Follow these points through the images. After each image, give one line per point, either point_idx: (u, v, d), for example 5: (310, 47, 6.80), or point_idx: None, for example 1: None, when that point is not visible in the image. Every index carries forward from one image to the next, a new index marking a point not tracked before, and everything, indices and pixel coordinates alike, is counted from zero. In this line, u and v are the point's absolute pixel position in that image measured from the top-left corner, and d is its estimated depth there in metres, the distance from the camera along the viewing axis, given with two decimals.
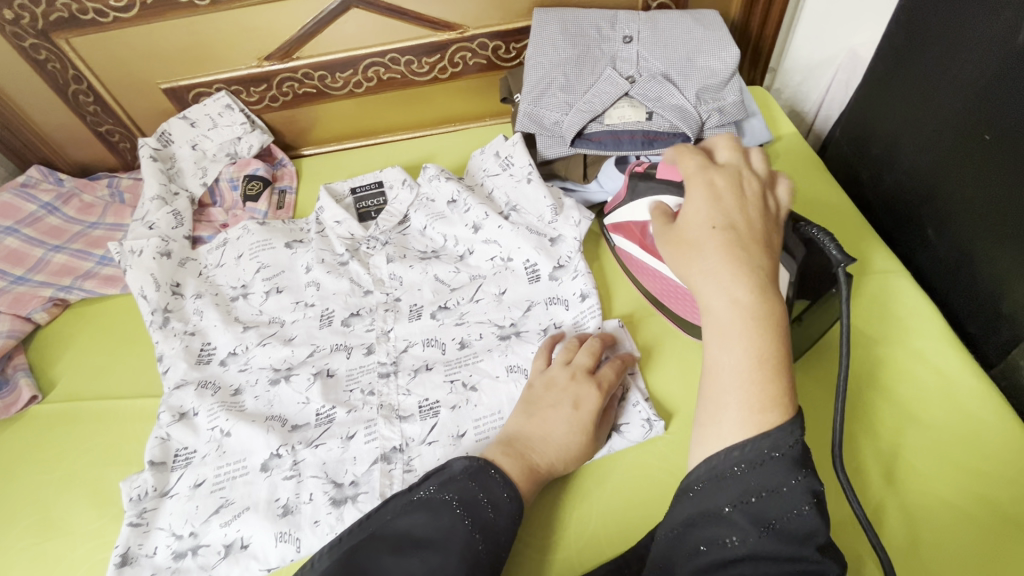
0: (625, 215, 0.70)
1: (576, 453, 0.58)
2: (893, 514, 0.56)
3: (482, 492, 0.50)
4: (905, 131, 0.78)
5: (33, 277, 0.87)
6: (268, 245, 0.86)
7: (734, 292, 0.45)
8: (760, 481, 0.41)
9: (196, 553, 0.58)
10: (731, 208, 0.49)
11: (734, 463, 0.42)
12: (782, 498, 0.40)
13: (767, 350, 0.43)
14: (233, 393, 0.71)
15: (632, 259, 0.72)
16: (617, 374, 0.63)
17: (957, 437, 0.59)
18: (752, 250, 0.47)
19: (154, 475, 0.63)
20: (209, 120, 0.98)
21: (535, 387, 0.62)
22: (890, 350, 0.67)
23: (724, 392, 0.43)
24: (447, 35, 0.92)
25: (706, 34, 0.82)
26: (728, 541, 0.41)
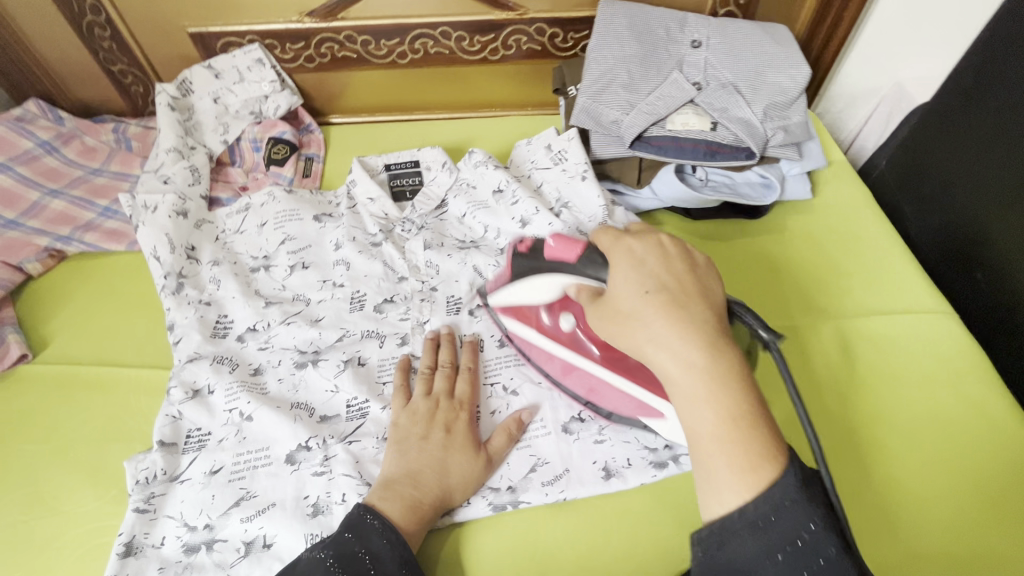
0: (515, 298, 0.63)
1: (466, 480, 0.56)
2: (874, 491, 0.60)
3: (359, 545, 0.48)
4: (964, 174, 0.78)
5: (26, 221, 0.79)
6: (295, 216, 0.80)
7: (686, 361, 0.42)
8: (770, 541, 0.37)
9: (211, 548, 0.53)
10: (659, 270, 0.46)
11: (750, 523, 0.37)
12: (800, 552, 0.37)
13: (744, 402, 0.41)
14: (253, 373, 0.65)
15: (533, 342, 0.64)
16: (473, 387, 0.63)
17: (968, 454, 0.62)
18: (695, 308, 0.44)
19: (164, 457, 0.58)
20: (235, 73, 0.90)
21: (398, 421, 0.58)
22: (936, 390, 0.67)
23: (708, 453, 0.40)
24: (505, 15, 0.87)
25: (777, 49, 0.79)
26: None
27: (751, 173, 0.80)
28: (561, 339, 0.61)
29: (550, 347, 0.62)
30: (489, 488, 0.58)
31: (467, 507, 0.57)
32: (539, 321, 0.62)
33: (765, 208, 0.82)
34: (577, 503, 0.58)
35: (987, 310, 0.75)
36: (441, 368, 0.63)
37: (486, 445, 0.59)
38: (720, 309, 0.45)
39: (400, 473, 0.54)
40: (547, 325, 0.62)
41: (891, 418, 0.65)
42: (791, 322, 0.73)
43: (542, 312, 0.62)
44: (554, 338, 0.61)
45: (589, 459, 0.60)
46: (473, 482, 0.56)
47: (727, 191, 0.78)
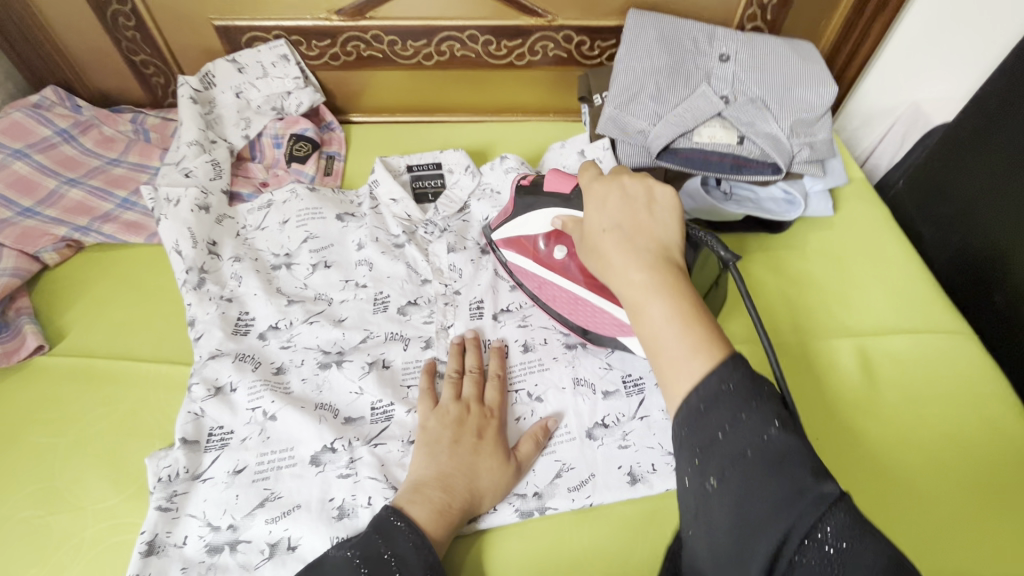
0: (515, 230, 0.68)
1: (496, 487, 0.55)
2: (874, 455, 0.64)
3: (386, 547, 0.46)
4: (985, 197, 0.79)
5: (43, 209, 0.78)
6: (317, 214, 0.79)
7: (631, 278, 0.44)
8: (714, 418, 0.36)
9: (235, 549, 0.52)
10: (613, 204, 0.49)
11: (696, 409, 0.37)
12: (744, 429, 0.35)
13: (682, 311, 0.41)
14: (276, 372, 0.65)
15: (528, 272, 0.68)
16: (501, 394, 0.62)
17: (978, 449, 0.64)
18: (641, 240, 0.46)
19: (186, 455, 0.57)
20: (259, 68, 0.90)
21: (427, 423, 0.58)
22: (968, 407, 0.67)
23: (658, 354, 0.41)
24: (534, 21, 0.87)
25: (805, 67, 0.80)
26: (709, 487, 0.36)
27: (775, 188, 0.80)
28: (554, 268, 0.65)
29: (542, 275, 0.67)
30: (516, 494, 0.58)
31: (493, 514, 0.56)
32: (534, 250, 0.67)
33: (785, 223, 0.82)
34: (603, 509, 0.58)
35: (1005, 332, 0.76)
36: (469, 372, 0.63)
37: (515, 451, 0.58)
38: (675, 235, 0.47)
39: (431, 473, 0.54)
40: (541, 253, 0.66)
41: (934, 413, 0.67)
42: (811, 338, 0.74)
43: (538, 241, 0.66)
44: (545, 265, 0.66)
45: (615, 465, 0.59)
46: (501, 487, 0.56)
47: (750, 205, 0.79)
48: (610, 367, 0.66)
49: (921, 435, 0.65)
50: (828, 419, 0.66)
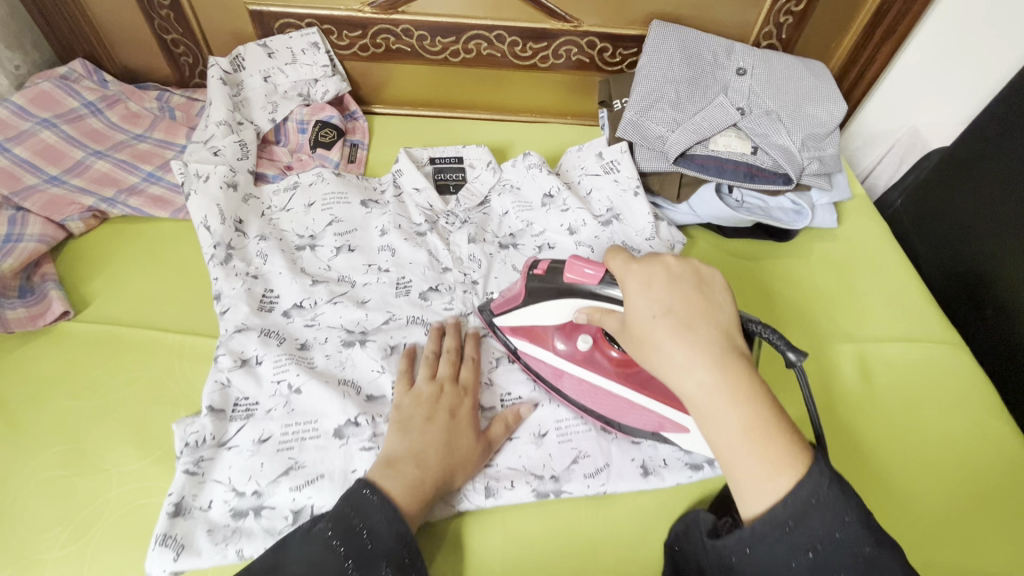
0: (527, 319, 0.64)
1: (465, 459, 0.57)
2: (872, 418, 0.70)
3: (358, 519, 0.48)
4: (980, 217, 0.83)
5: (69, 179, 0.79)
6: (343, 199, 0.81)
7: (700, 381, 0.42)
8: (808, 538, 0.39)
9: (259, 515, 0.54)
10: (663, 292, 0.46)
11: (781, 521, 0.39)
12: (836, 547, 0.38)
13: (758, 417, 0.41)
14: (300, 348, 0.66)
15: (545, 363, 0.65)
16: (476, 375, 0.64)
17: (973, 449, 0.68)
18: (699, 329, 0.44)
19: (213, 422, 0.58)
20: (288, 54, 0.91)
21: (401, 403, 0.59)
22: (973, 415, 0.70)
23: (732, 457, 0.41)
24: (560, 26, 0.91)
25: (817, 84, 0.84)
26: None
27: (784, 199, 0.84)
28: (576, 359, 0.63)
29: (566, 369, 0.64)
30: (534, 475, 0.60)
31: (510, 492, 0.58)
32: (553, 346, 0.64)
33: (791, 232, 0.86)
34: (614, 496, 0.60)
35: (994, 345, 0.80)
36: (445, 354, 0.65)
37: (486, 432, 0.60)
38: (728, 325, 0.46)
39: (404, 451, 0.55)
40: (563, 350, 0.64)
41: (949, 412, 0.71)
42: (814, 343, 0.77)
43: (557, 337, 0.64)
44: (570, 361, 0.63)
45: (628, 457, 0.62)
46: (473, 465, 0.57)
47: (761, 213, 0.82)
48: None
49: (928, 424, 0.70)
50: (833, 429, 0.69)
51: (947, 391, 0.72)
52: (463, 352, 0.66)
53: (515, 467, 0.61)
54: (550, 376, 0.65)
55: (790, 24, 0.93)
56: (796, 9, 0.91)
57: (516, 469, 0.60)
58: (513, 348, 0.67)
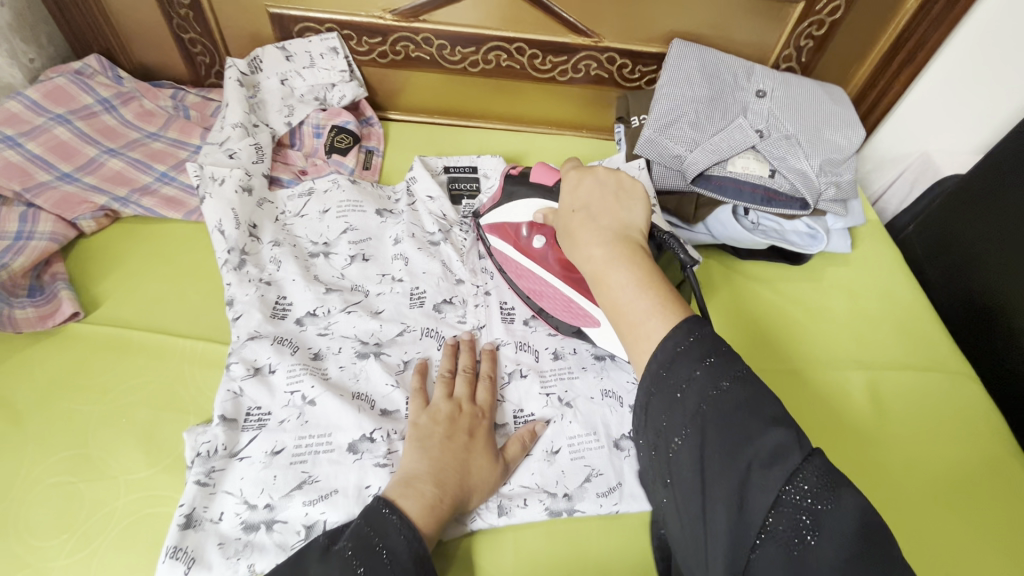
0: (500, 215, 0.73)
1: (485, 481, 0.57)
2: (868, 397, 0.74)
3: (378, 538, 0.47)
4: (992, 248, 0.83)
5: (82, 176, 0.78)
6: (358, 207, 0.81)
7: (591, 252, 0.49)
8: (675, 377, 0.41)
9: (271, 529, 0.53)
10: (583, 191, 0.54)
11: (656, 367, 0.42)
12: (699, 384, 0.40)
13: (641, 279, 0.45)
14: (314, 357, 0.66)
15: (504, 255, 0.73)
16: (492, 396, 0.64)
17: (960, 429, 0.72)
18: (606, 219, 0.51)
19: (225, 432, 0.57)
20: (307, 58, 0.91)
21: (418, 421, 0.59)
22: (965, 401, 0.74)
23: (620, 314, 0.45)
24: (581, 40, 0.91)
25: (835, 109, 0.84)
26: (676, 444, 0.40)
27: (800, 222, 0.84)
28: (530, 254, 0.70)
29: (516, 258, 0.72)
30: (547, 493, 0.59)
31: (523, 510, 0.58)
32: (515, 237, 0.72)
33: (805, 257, 0.86)
34: (627, 518, 0.60)
35: (1006, 377, 0.80)
36: (461, 373, 0.65)
37: (502, 451, 0.60)
38: (636, 219, 0.52)
39: (425, 469, 0.54)
40: (521, 240, 0.71)
41: (942, 394, 0.75)
42: (828, 370, 0.77)
43: (521, 229, 0.71)
44: (523, 251, 0.71)
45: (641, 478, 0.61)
46: (489, 487, 0.57)
47: (776, 236, 0.83)
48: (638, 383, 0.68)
49: (920, 404, 0.74)
50: (853, 446, 0.70)
51: (941, 376, 0.77)
52: (479, 370, 0.66)
53: (527, 485, 0.60)
54: (504, 267, 0.74)
55: (810, 48, 0.94)
56: (817, 33, 0.92)
57: (529, 487, 0.60)
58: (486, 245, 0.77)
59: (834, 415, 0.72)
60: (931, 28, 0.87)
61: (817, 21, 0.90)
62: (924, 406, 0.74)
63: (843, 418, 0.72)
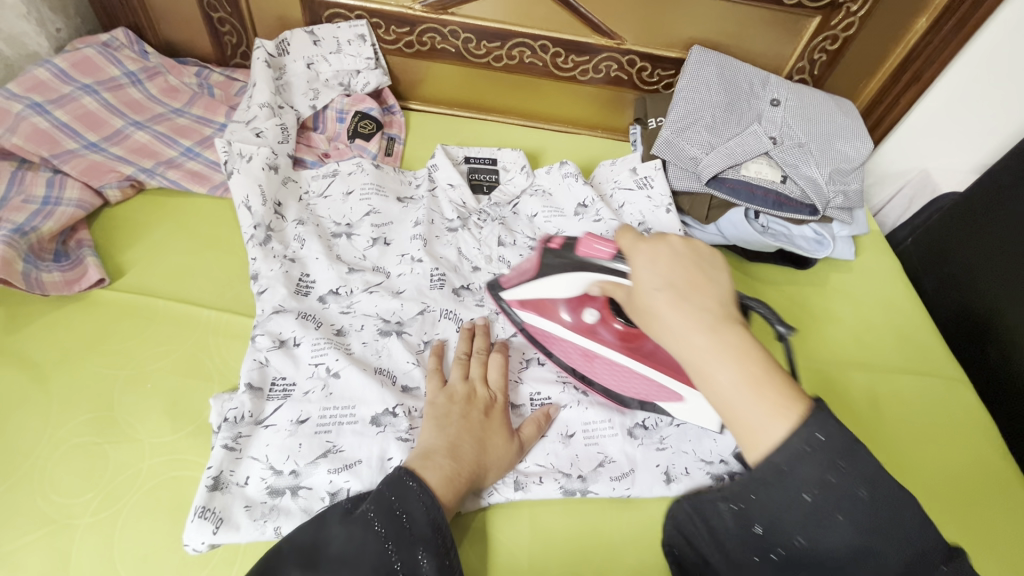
0: (535, 292, 0.66)
1: (504, 458, 0.58)
2: (886, 388, 0.78)
3: (397, 502, 0.49)
4: (987, 262, 0.87)
5: (108, 147, 0.79)
6: (381, 191, 0.82)
7: (690, 344, 0.42)
8: (802, 481, 0.37)
9: (296, 494, 0.55)
10: (667, 266, 0.46)
11: (776, 466, 0.37)
12: (835, 494, 0.36)
13: (752, 374, 0.40)
14: (337, 333, 0.67)
15: (548, 333, 0.68)
16: (504, 377, 0.65)
17: (970, 428, 0.76)
18: (699, 298, 0.44)
19: (252, 400, 0.59)
20: (334, 43, 0.93)
21: (435, 400, 0.60)
22: (972, 403, 0.78)
23: (741, 417, 0.39)
24: (604, 41, 0.93)
25: (845, 121, 0.88)
26: (799, 543, 0.38)
27: (807, 228, 0.87)
28: (583, 332, 0.66)
29: (569, 340, 0.67)
30: (562, 473, 0.61)
31: (539, 486, 0.60)
32: (560, 318, 0.66)
33: (811, 262, 0.89)
34: (639, 501, 0.62)
35: (995, 385, 0.83)
36: (477, 354, 0.66)
37: (519, 432, 0.62)
38: (724, 293, 0.45)
39: (447, 442, 0.55)
40: (568, 320, 0.66)
41: (955, 394, 0.79)
42: (830, 371, 0.80)
43: (564, 308, 0.66)
44: (576, 331, 0.66)
45: (653, 462, 0.63)
46: (506, 464, 0.58)
47: (784, 240, 0.85)
48: None
49: (933, 401, 0.78)
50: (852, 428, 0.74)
51: (954, 378, 0.81)
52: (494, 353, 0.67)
53: (542, 464, 0.62)
54: (554, 348, 0.68)
55: (823, 62, 0.97)
56: (830, 48, 0.95)
57: (545, 466, 0.62)
58: (517, 322, 0.70)
59: (850, 400, 0.77)
60: (939, 49, 0.90)
61: (831, 36, 0.93)
62: (940, 404, 0.78)
63: (860, 404, 0.76)
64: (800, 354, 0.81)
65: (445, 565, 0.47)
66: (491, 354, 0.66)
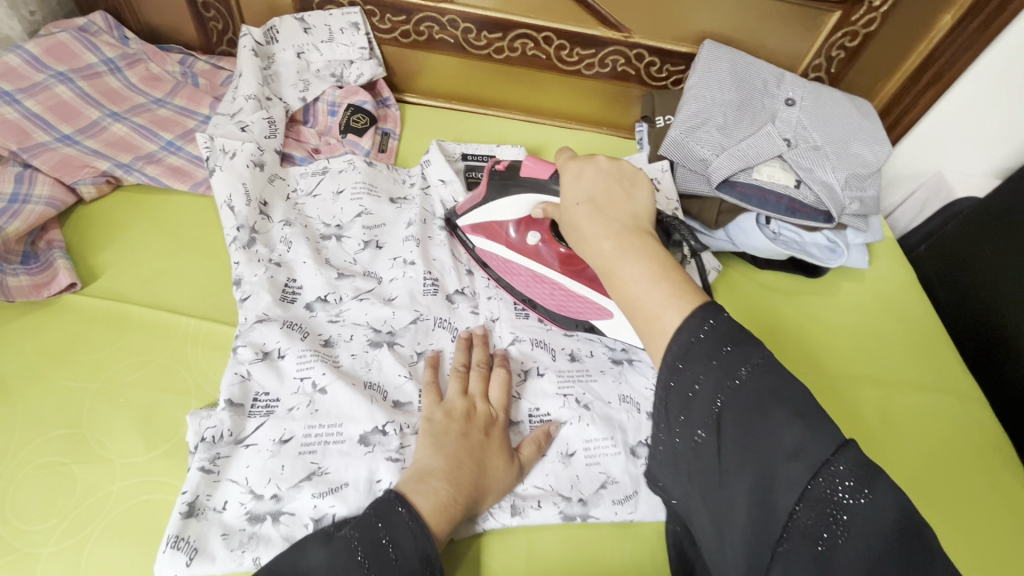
0: (483, 215, 0.69)
1: (500, 482, 0.55)
2: (895, 403, 0.75)
3: (384, 530, 0.45)
4: (1006, 273, 0.83)
5: (83, 140, 0.74)
6: (373, 190, 0.78)
7: (598, 248, 0.45)
8: (696, 371, 0.37)
9: (277, 520, 0.51)
10: (590, 184, 0.50)
11: (672, 362, 0.38)
12: (727, 384, 0.36)
13: (654, 271, 0.42)
14: (324, 343, 0.63)
15: (499, 257, 0.71)
16: (506, 395, 0.61)
17: (981, 448, 0.73)
18: (613, 210, 0.47)
19: (231, 417, 0.55)
20: (326, 31, 0.88)
21: (432, 416, 0.56)
22: (985, 422, 0.75)
23: (643, 312, 0.41)
24: (611, 34, 0.88)
25: (863, 124, 0.83)
26: (697, 438, 0.37)
27: (821, 234, 0.83)
28: (525, 253, 0.69)
29: (512, 260, 0.70)
30: (561, 497, 0.58)
31: (537, 512, 0.56)
32: (505, 237, 0.69)
33: (823, 270, 0.85)
34: (642, 525, 0.59)
35: (1013, 403, 0.80)
36: (476, 368, 0.62)
37: (517, 452, 0.58)
38: (640, 209, 0.48)
39: (439, 467, 0.51)
40: (514, 241, 0.69)
41: (967, 411, 0.76)
42: (840, 383, 0.76)
43: (511, 229, 0.69)
44: (519, 251, 0.69)
45: None
46: (502, 489, 0.55)
47: (796, 248, 0.82)
48: (656, 389, 0.66)
49: (945, 418, 0.75)
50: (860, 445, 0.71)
51: (968, 393, 0.78)
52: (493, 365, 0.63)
53: (541, 486, 0.59)
54: (501, 269, 0.71)
55: (841, 59, 0.92)
56: (849, 44, 0.90)
57: (543, 489, 0.58)
58: (471, 248, 0.74)
59: (859, 416, 0.73)
60: (964, 47, 0.85)
61: (850, 32, 0.89)
62: (953, 423, 0.75)
63: (869, 420, 0.73)
64: (808, 367, 0.77)
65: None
66: (493, 367, 0.62)
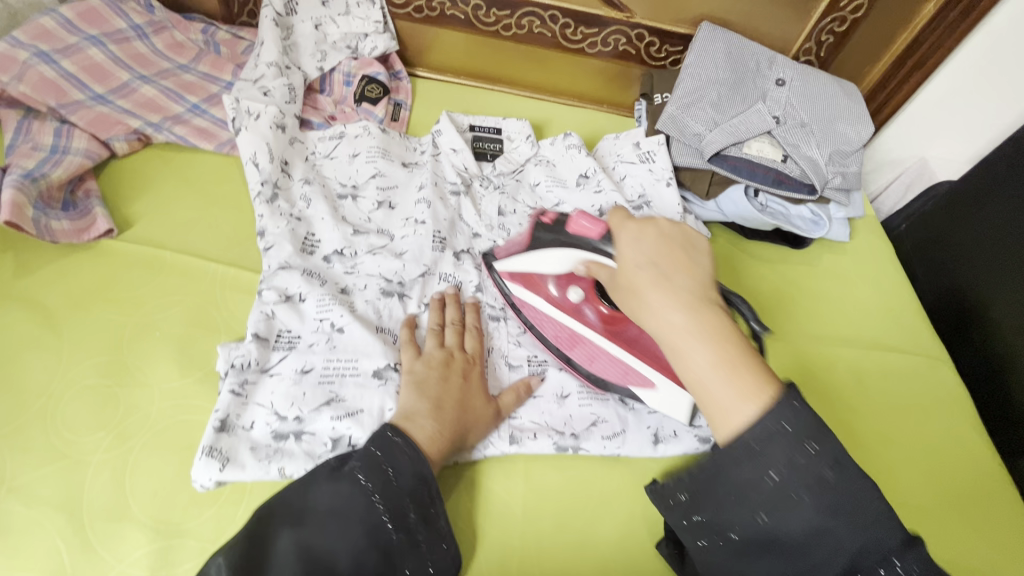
0: (526, 265, 0.67)
1: (481, 420, 0.60)
2: (867, 371, 0.80)
3: (384, 458, 0.51)
4: (975, 249, 0.89)
5: (115, 99, 0.79)
6: (387, 155, 0.83)
7: (667, 322, 0.47)
8: (772, 459, 0.40)
9: (299, 438, 0.57)
10: (657, 251, 0.52)
11: (748, 445, 0.41)
12: (802, 472, 0.40)
13: (727, 358, 0.45)
14: (341, 290, 0.68)
15: (568, 332, 0.68)
16: (480, 344, 0.66)
17: (948, 411, 0.79)
18: (680, 279, 0.49)
19: (258, 348, 0.60)
20: (343, 6, 0.93)
21: (414, 367, 0.61)
22: (948, 384, 0.81)
23: (716, 396, 0.44)
24: (614, 14, 0.93)
25: (848, 103, 0.88)
26: (760, 520, 0.41)
27: (805, 208, 0.89)
28: (567, 309, 0.67)
29: (552, 316, 0.68)
30: (555, 431, 0.64)
31: (533, 441, 0.62)
32: (546, 292, 0.68)
33: (806, 241, 0.91)
34: (626, 459, 0.64)
35: (977, 367, 0.87)
36: (449, 324, 0.66)
37: (497, 400, 0.63)
38: (707, 280, 0.51)
39: (422, 407, 0.56)
40: (555, 297, 0.68)
41: (936, 377, 0.81)
42: (817, 344, 0.82)
43: (551, 285, 0.67)
44: (560, 309, 0.68)
45: (643, 425, 0.65)
46: (484, 429, 0.60)
47: (782, 218, 0.87)
48: None
49: (912, 383, 0.80)
50: (825, 404, 0.76)
51: (936, 359, 0.83)
52: (466, 321, 0.68)
53: (538, 421, 0.64)
54: (533, 318, 0.69)
55: (831, 44, 0.99)
56: (838, 29, 0.96)
57: (539, 423, 0.64)
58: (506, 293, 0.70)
59: (830, 377, 0.79)
60: (945, 35, 0.90)
61: (839, 17, 0.94)
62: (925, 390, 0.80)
63: (840, 382, 0.78)
64: (785, 331, 0.83)
65: (429, 513, 0.51)
66: (464, 322, 0.67)
